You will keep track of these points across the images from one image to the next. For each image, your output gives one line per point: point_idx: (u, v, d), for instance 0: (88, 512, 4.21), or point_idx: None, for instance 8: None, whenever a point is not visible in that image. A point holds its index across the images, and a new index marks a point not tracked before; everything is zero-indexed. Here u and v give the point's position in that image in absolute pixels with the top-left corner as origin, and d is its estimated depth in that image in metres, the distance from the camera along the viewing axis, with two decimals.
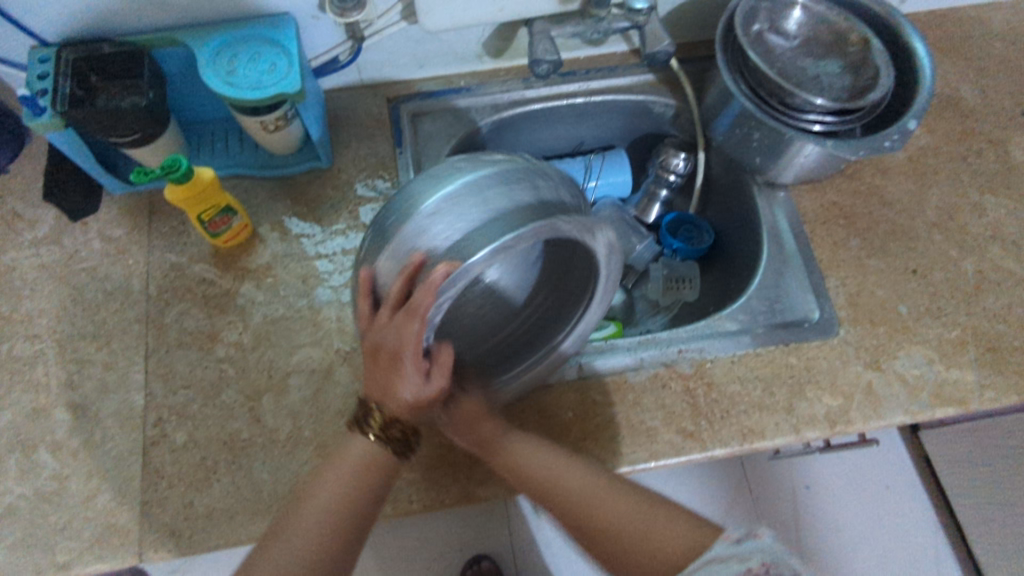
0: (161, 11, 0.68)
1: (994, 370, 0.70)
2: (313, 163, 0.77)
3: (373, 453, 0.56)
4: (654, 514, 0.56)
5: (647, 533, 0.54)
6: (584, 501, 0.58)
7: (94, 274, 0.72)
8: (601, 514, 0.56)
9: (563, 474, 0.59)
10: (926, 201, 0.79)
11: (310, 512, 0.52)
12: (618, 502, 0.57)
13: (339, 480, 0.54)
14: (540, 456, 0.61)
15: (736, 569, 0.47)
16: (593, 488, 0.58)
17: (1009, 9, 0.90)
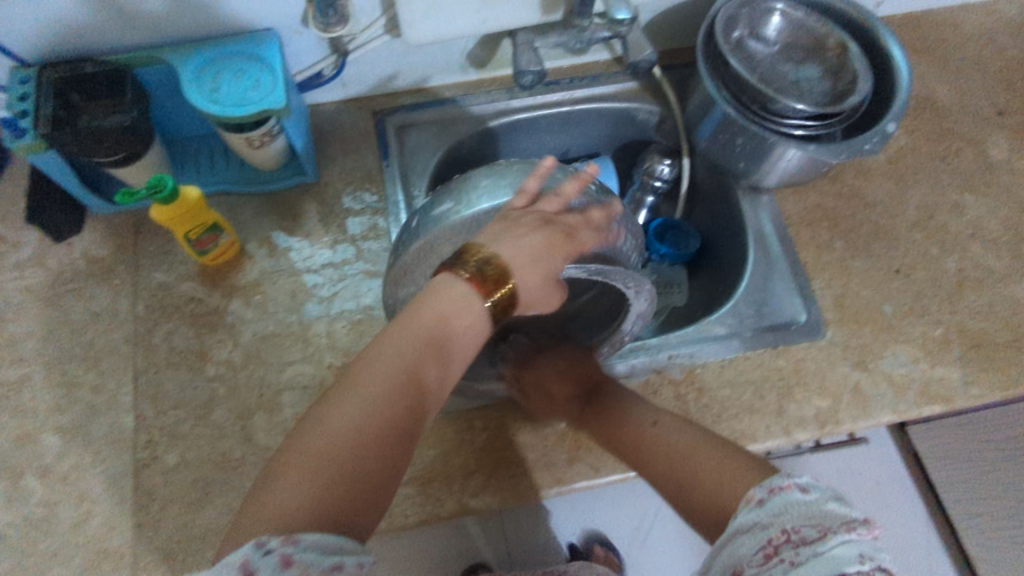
0: (143, 30, 0.67)
1: (978, 367, 0.71)
2: (298, 179, 0.77)
3: (451, 308, 0.47)
4: (710, 449, 0.53)
5: (694, 466, 0.52)
6: (656, 438, 0.57)
7: (80, 296, 0.71)
8: (664, 451, 0.56)
9: (645, 421, 0.60)
10: (907, 201, 0.80)
11: (379, 364, 0.44)
12: (687, 441, 0.55)
13: (403, 351, 0.45)
14: (636, 410, 0.62)
15: (767, 526, 0.44)
16: (672, 432, 0.57)
17: (981, 11, 0.92)
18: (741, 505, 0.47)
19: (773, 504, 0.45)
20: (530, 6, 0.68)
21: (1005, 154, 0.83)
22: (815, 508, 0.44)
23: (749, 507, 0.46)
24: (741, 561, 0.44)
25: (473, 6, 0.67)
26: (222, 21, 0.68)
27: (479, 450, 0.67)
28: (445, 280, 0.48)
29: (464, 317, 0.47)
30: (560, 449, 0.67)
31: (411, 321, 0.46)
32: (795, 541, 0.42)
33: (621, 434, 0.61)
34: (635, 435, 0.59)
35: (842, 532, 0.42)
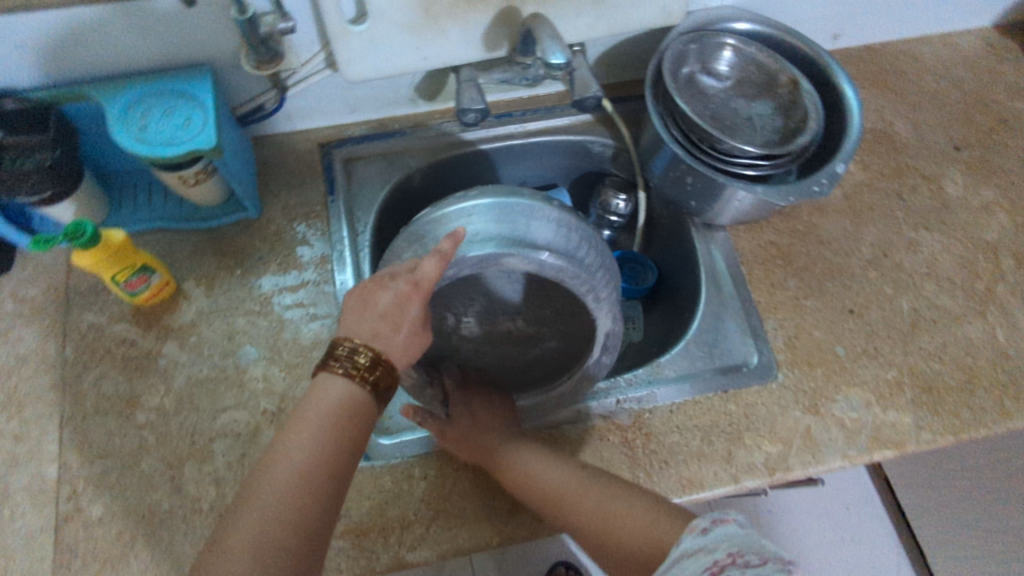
0: (68, 64, 0.65)
1: (931, 411, 0.69)
2: (239, 215, 0.75)
3: (349, 400, 0.47)
4: (618, 496, 0.56)
5: (617, 517, 0.55)
6: (561, 491, 0.58)
7: (7, 339, 0.69)
8: (576, 504, 0.57)
9: (545, 469, 0.61)
10: (862, 238, 0.79)
11: (290, 466, 0.43)
12: (593, 493, 0.57)
13: (314, 444, 0.44)
14: (531, 457, 0.62)
15: (711, 551, 0.45)
16: (576, 480, 0.59)
17: (939, 44, 0.92)
18: (687, 534, 0.48)
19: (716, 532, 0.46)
20: (473, 44, 0.67)
21: (961, 190, 0.82)
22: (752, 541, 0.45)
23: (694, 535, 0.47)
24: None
25: (412, 44, 0.66)
26: (151, 53, 0.66)
27: (419, 501, 0.64)
28: (325, 377, 0.47)
29: (361, 411, 0.47)
30: (503, 499, 0.65)
31: (306, 418, 0.45)
32: (735, 560, 0.43)
33: (523, 486, 0.61)
34: (537, 489, 0.60)
35: (780, 562, 0.42)
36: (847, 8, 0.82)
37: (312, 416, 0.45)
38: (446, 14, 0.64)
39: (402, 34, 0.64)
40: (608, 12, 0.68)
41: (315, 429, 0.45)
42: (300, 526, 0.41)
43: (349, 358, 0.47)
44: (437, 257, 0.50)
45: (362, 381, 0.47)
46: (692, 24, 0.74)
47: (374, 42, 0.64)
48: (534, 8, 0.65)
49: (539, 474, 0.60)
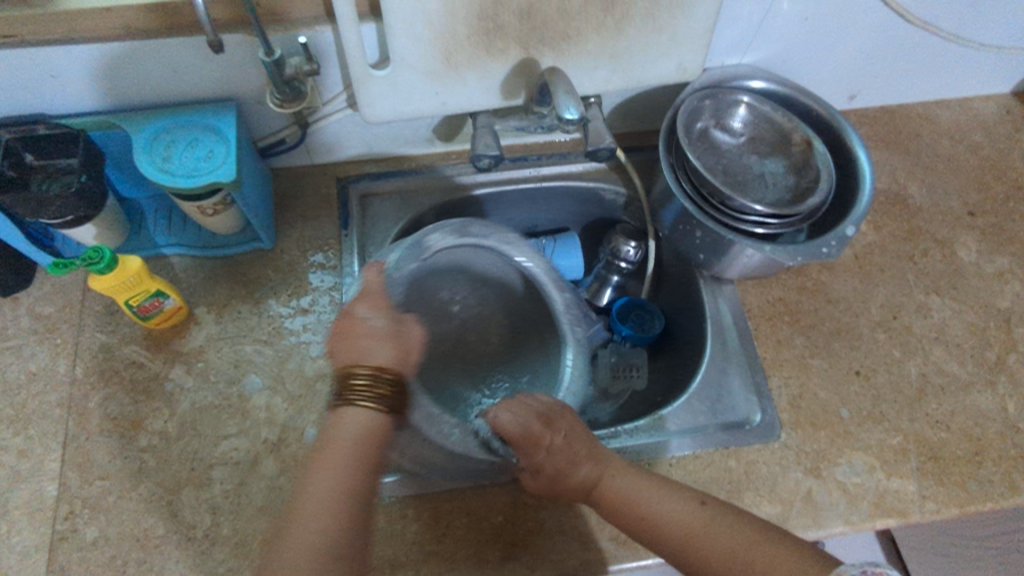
0: (100, 95, 0.67)
1: (936, 481, 0.68)
2: (254, 245, 0.77)
3: (368, 423, 0.47)
4: (755, 541, 0.51)
5: (763, 566, 0.49)
6: (686, 529, 0.53)
7: (20, 354, 0.70)
8: (702, 545, 0.51)
9: (665, 505, 0.54)
10: (872, 299, 0.79)
11: (320, 494, 0.44)
12: (725, 537, 0.51)
13: (343, 475, 0.45)
14: (635, 482, 0.56)
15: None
16: (703, 519, 0.53)
17: (958, 108, 0.92)
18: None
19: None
20: (492, 91, 0.69)
21: (974, 256, 0.81)
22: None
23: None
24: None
25: (432, 90, 0.67)
26: (180, 88, 0.68)
27: (411, 542, 0.64)
28: (348, 409, 0.47)
29: (377, 432, 0.47)
30: (495, 544, 0.64)
31: (331, 447, 0.46)
32: None
33: (637, 518, 0.55)
34: (652, 523, 0.54)
35: None
36: (866, 71, 0.83)
37: (335, 445, 0.46)
38: (466, 63, 0.65)
39: (423, 80, 0.66)
40: (626, 66, 0.69)
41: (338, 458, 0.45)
42: (343, 549, 0.42)
43: (367, 387, 0.48)
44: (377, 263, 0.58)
45: (373, 403, 0.48)
46: (707, 80, 0.75)
47: (395, 86, 0.66)
48: (553, 61, 0.67)
49: (656, 508, 0.54)
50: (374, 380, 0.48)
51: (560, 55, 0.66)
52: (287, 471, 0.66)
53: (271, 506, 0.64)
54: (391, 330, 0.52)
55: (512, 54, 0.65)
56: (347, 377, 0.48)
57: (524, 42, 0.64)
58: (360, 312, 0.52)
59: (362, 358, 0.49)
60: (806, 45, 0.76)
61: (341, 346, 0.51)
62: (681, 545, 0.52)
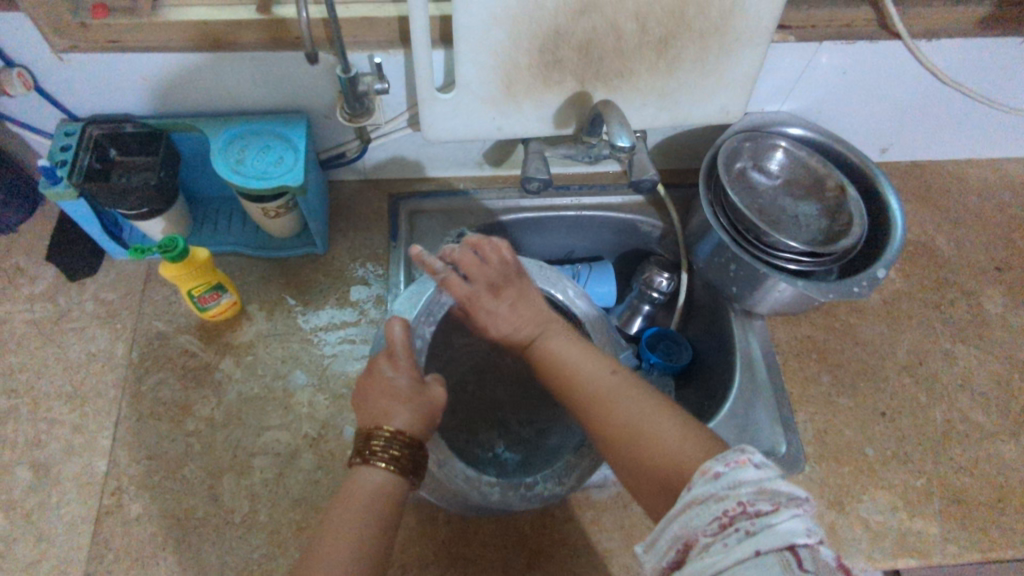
0: (184, 101, 0.73)
1: (959, 525, 0.69)
2: (308, 250, 0.81)
3: (383, 479, 0.51)
4: (653, 414, 0.50)
5: (649, 437, 0.49)
6: (595, 391, 0.55)
7: (82, 335, 0.74)
8: (603, 409, 0.53)
9: (584, 367, 0.57)
10: (898, 344, 0.81)
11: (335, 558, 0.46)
12: (633, 403, 0.52)
13: (351, 533, 0.48)
14: (567, 346, 0.59)
15: (722, 495, 0.40)
16: (615, 385, 0.54)
17: (987, 168, 0.95)
18: (695, 476, 0.42)
19: (729, 479, 0.40)
20: (545, 120, 0.74)
21: (1000, 309, 0.83)
22: (771, 484, 0.39)
23: (706, 479, 0.41)
24: (696, 532, 0.40)
25: (490, 115, 0.72)
26: (258, 98, 0.73)
27: (440, 544, 0.66)
28: (365, 469, 0.51)
29: (392, 487, 0.51)
30: (521, 552, 0.66)
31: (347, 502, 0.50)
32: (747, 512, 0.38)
33: (557, 373, 0.58)
34: (570, 381, 0.57)
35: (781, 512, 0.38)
36: (898, 126, 0.87)
37: (345, 500, 0.50)
38: (524, 92, 0.70)
39: (482, 105, 0.71)
40: (671, 105, 0.74)
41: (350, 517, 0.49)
42: None
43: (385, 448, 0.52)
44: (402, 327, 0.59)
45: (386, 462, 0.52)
46: (749, 124, 0.79)
47: (456, 109, 0.71)
48: (604, 96, 0.72)
49: (576, 366, 0.57)
50: (393, 441, 0.52)
51: (611, 90, 0.71)
52: (324, 465, 0.69)
53: (307, 497, 0.67)
54: (413, 391, 0.56)
55: (567, 87, 0.70)
56: (368, 437, 0.53)
57: (580, 76, 0.69)
58: (384, 369, 0.57)
59: (384, 417, 0.53)
60: (843, 97, 0.81)
61: (368, 400, 0.56)
62: (589, 401, 0.55)
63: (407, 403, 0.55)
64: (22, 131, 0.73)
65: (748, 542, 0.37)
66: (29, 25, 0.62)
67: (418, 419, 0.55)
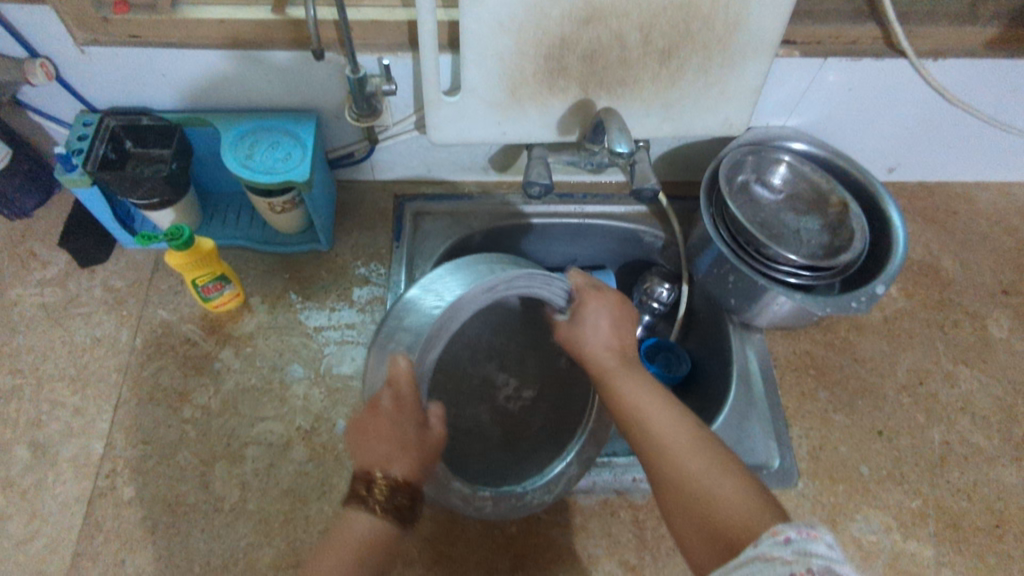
0: (197, 97, 0.75)
1: (953, 548, 0.68)
2: (313, 246, 0.82)
3: (377, 533, 0.51)
4: (726, 473, 0.51)
5: (719, 495, 0.49)
6: (665, 442, 0.54)
7: (88, 321, 0.76)
8: (675, 459, 0.53)
9: (656, 415, 0.56)
10: (899, 363, 0.80)
11: None
12: (700, 456, 0.52)
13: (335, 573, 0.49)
14: (636, 391, 0.58)
15: (786, 561, 0.40)
16: (692, 438, 0.54)
17: (996, 191, 0.94)
18: (765, 535, 0.43)
19: (798, 547, 0.40)
20: (549, 126, 0.75)
21: (1005, 333, 0.82)
22: (838, 565, 0.39)
23: (775, 542, 0.41)
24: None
25: (495, 119, 0.73)
26: (270, 96, 0.75)
27: (424, 539, 0.66)
28: (358, 510, 0.51)
29: (388, 540, 0.51)
30: (506, 554, 0.66)
31: (344, 542, 0.51)
32: None
33: (625, 417, 0.57)
34: (640, 428, 0.56)
35: None
36: (905, 146, 0.87)
37: (344, 546, 0.50)
38: (528, 98, 0.71)
39: (486, 110, 0.72)
40: (675, 116, 0.74)
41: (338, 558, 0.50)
42: None
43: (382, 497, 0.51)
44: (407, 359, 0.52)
45: (385, 515, 0.51)
46: (752, 137, 0.80)
47: (461, 112, 0.72)
48: (607, 103, 0.72)
49: (648, 413, 0.56)
50: (394, 491, 0.52)
51: (615, 98, 0.72)
52: (315, 458, 0.69)
53: (297, 488, 0.67)
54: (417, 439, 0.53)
55: (571, 93, 0.71)
56: (369, 484, 0.52)
57: (584, 83, 0.70)
58: (386, 408, 0.53)
59: (383, 466, 0.52)
60: (849, 115, 0.81)
61: (364, 439, 0.53)
62: (651, 443, 0.55)
63: (413, 452, 0.53)
64: (41, 120, 0.76)
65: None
66: (53, 17, 0.65)
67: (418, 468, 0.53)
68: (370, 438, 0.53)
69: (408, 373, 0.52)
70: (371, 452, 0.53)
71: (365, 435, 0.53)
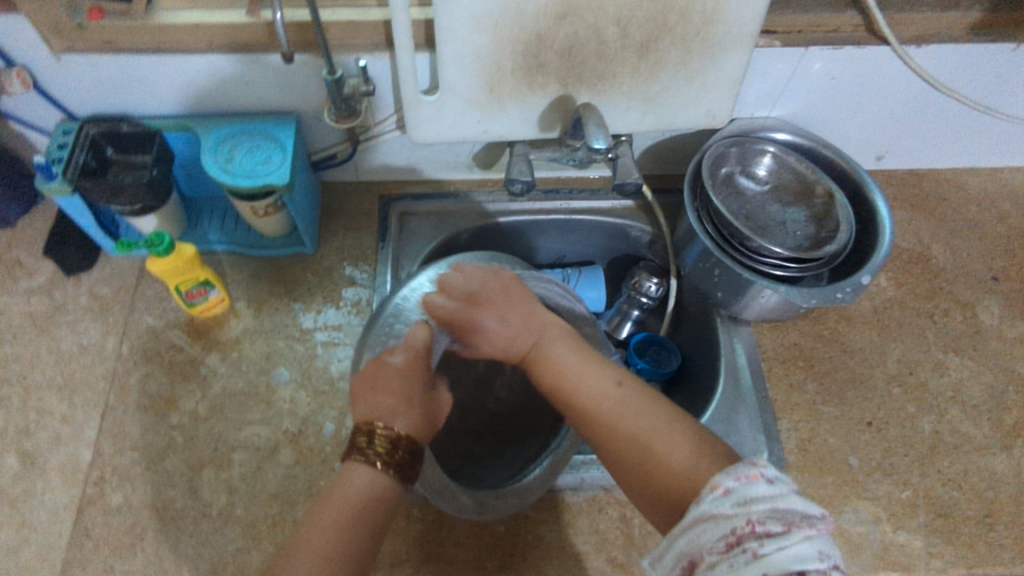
0: (177, 102, 0.75)
1: (943, 539, 0.67)
2: (297, 249, 0.82)
3: (381, 485, 0.50)
4: (661, 428, 0.50)
5: (661, 454, 0.49)
6: (600, 409, 0.54)
7: (74, 329, 0.76)
8: (614, 428, 0.52)
9: (584, 384, 0.56)
10: (888, 353, 0.79)
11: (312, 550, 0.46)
12: (638, 418, 0.52)
13: (333, 530, 0.47)
14: (569, 361, 0.58)
15: (732, 513, 0.41)
16: (623, 399, 0.54)
17: (987, 176, 0.94)
18: (704, 491, 0.43)
19: (738, 496, 0.41)
20: (530, 123, 0.74)
21: (996, 320, 0.82)
22: (783, 503, 0.40)
23: (714, 497, 0.42)
24: (702, 549, 0.41)
25: (475, 117, 0.73)
26: (250, 100, 0.75)
27: (413, 540, 0.66)
28: (354, 463, 0.51)
29: (390, 492, 0.51)
30: (494, 552, 0.66)
31: (337, 499, 0.49)
32: (759, 533, 0.39)
33: (560, 392, 0.57)
34: (575, 402, 0.55)
35: (803, 527, 0.39)
36: (893, 134, 0.86)
37: (344, 502, 0.49)
38: (508, 95, 0.71)
39: (466, 108, 0.72)
40: (656, 109, 0.74)
41: (337, 513, 0.48)
42: None
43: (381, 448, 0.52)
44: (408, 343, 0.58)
45: (388, 466, 0.51)
46: (736, 129, 0.79)
47: (440, 111, 0.72)
48: (587, 99, 0.72)
49: (577, 382, 0.56)
50: (397, 442, 0.52)
51: (595, 93, 0.71)
52: (303, 461, 0.69)
53: (284, 492, 0.67)
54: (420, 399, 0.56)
55: (550, 90, 0.71)
56: (371, 434, 0.52)
57: (563, 79, 0.70)
58: (396, 364, 0.57)
59: (388, 416, 0.54)
60: (834, 104, 0.80)
61: (369, 395, 0.56)
62: (590, 419, 0.54)
63: (416, 407, 0.55)
64: (22, 129, 0.76)
65: (755, 562, 0.38)
66: (28, 27, 0.64)
67: (420, 424, 0.55)
68: (375, 396, 0.55)
69: (424, 343, 0.59)
70: (368, 407, 0.55)
71: (370, 394, 0.55)
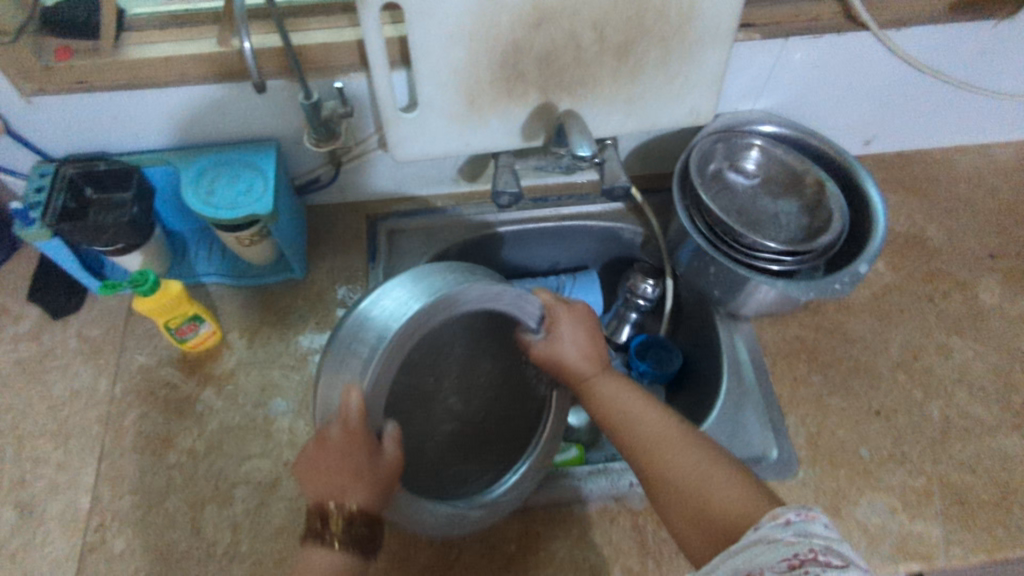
0: (154, 136, 0.73)
1: (961, 525, 0.66)
2: (286, 275, 0.81)
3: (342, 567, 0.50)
4: (709, 465, 0.53)
5: (710, 488, 0.51)
6: (655, 439, 0.57)
7: (65, 373, 0.75)
8: (666, 458, 0.55)
9: (642, 417, 0.59)
10: (891, 340, 0.78)
11: None
12: (692, 452, 0.55)
13: None
14: (625, 398, 0.61)
15: (793, 540, 0.42)
16: (672, 436, 0.57)
17: (976, 154, 0.93)
18: (765, 519, 0.45)
19: (799, 528, 0.43)
20: (513, 133, 0.73)
21: (996, 298, 0.81)
22: (839, 543, 0.42)
23: (776, 524, 0.44)
24: (760, 567, 0.42)
25: (456, 132, 0.72)
26: (228, 129, 0.74)
27: (423, 566, 0.64)
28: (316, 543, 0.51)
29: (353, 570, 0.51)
30: (507, 573, 0.64)
31: None
32: (822, 560, 0.40)
33: (613, 422, 0.60)
34: (628, 433, 0.59)
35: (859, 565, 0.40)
36: (879, 118, 0.85)
37: None
38: (488, 107, 0.70)
39: (447, 122, 0.71)
40: (639, 111, 0.73)
41: None
42: None
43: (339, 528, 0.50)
44: (339, 424, 0.48)
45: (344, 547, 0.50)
46: (721, 125, 0.79)
47: (421, 128, 0.71)
48: (569, 105, 0.71)
49: (632, 418, 0.59)
50: (352, 521, 0.50)
51: (576, 100, 0.71)
52: (306, 492, 0.68)
53: (289, 525, 0.66)
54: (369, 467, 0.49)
55: (531, 98, 0.70)
56: (325, 520, 0.51)
57: (543, 87, 0.69)
58: (333, 441, 0.49)
59: (338, 496, 0.50)
60: (818, 92, 0.79)
61: (317, 474, 0.51)
62: (644, 449, 0.57)
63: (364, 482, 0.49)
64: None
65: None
66: None
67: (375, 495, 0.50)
68: (319, 475, 0.51)
69: (359, 409, 0.48)
70: (322, 483, 0.51)
71: (317, 470, 0.51)
